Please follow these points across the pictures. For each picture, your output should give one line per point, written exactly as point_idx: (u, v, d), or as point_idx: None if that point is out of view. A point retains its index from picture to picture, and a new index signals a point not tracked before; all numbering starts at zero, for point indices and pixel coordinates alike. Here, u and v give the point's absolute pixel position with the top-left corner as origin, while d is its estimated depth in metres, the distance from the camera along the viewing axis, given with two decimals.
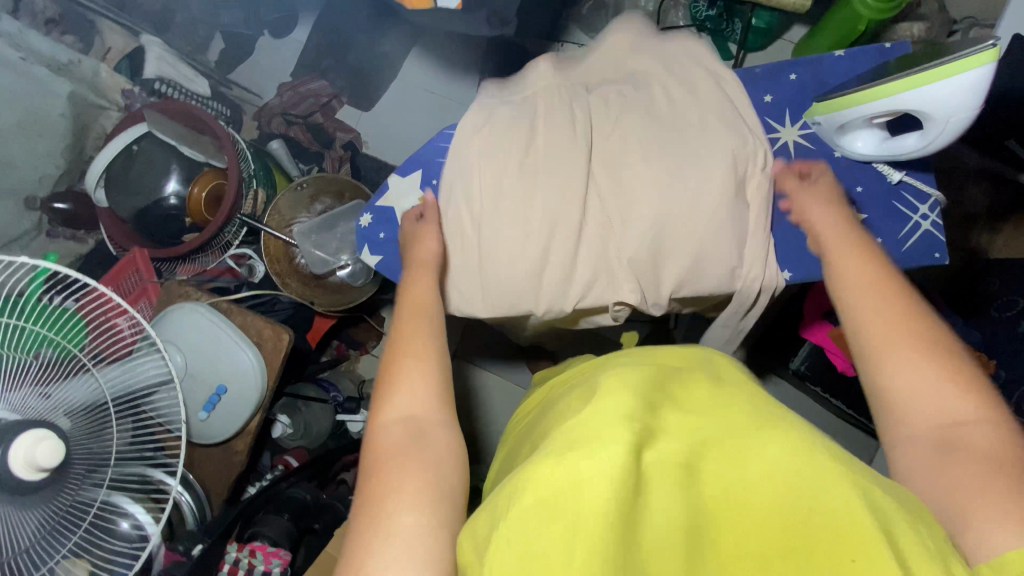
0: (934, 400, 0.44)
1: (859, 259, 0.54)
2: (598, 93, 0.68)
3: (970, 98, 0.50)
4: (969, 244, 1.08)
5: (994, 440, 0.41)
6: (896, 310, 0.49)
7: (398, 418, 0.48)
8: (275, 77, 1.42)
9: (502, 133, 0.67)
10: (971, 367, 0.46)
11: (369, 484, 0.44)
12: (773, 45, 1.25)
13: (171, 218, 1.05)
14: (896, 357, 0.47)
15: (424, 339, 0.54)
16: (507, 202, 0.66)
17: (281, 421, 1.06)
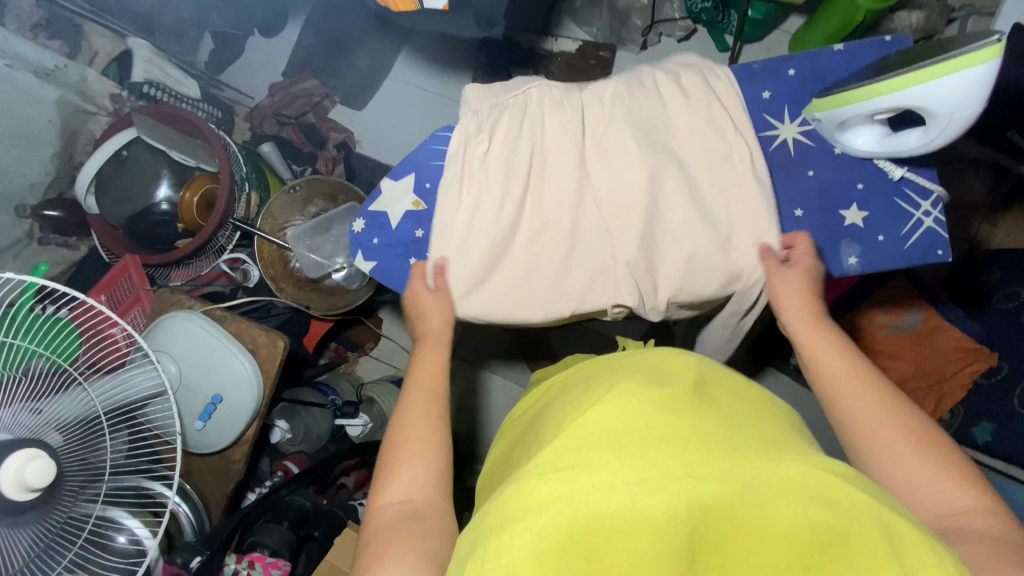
0: (928, 493, 0.43)
1: (830, 344, 0.54)
2: (600, 114, 0.66)
3: (976, 94, 0.48)
4: (969, 233, 1.10)
5: (991, 525, 0.40)
6: (872, 401, 0.48)
7: (397, 504, 0.47)
8: (266, 77, 1.41)
9: (495, 141, 0.65)
10: (959, 458, 0.45)
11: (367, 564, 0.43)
12: (770, 36, 1.23)
13: (162, 223, 1.02)
14: (878, 450, 0.46)
15: (428, 412, 0.54)
16: (502, 232, 0.64)
17: (280, 426, 1.04)
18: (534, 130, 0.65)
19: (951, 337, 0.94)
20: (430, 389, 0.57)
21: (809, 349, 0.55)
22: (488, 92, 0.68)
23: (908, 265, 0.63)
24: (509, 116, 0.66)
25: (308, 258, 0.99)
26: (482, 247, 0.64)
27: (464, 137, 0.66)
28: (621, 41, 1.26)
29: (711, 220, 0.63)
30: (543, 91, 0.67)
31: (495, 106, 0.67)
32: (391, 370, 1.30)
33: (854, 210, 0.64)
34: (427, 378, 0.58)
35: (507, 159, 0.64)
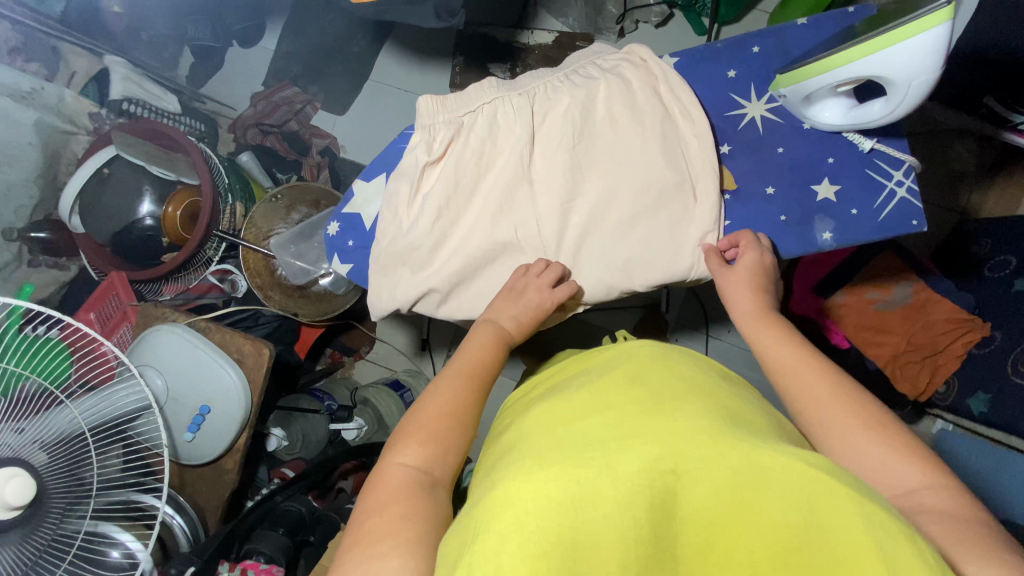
0: (884, 472, 0.41)
1: (773, 333, 0.53)
2: (554, 133, 0.65)
3: (930, 62, 0.48)
4: (958, 203, 1.12)
5: (941, 500, 0.39)
6: (820, 387, 0.47)
7: (411, 472, 0.45)
8: (246, 88, 1.41)
9: (449, 159, 0.66)
10: (899, 432, 0.44)
11: (365, 522, 0.41)
12: (747, 17, 1.21)
13: (148, 239, 1.03)
14: (836, 430, 0.44)
15: (468, 401, 0.50)
16: (445, 250, 0.66)
17: (275, 435, 1.02)
18: (486, 149, 0.66)
19: (942, 309, 0.94)
20: (472, 375, 0.52)
21: (756, 339, 0.53)
22: (445, 104, 0.67)
23: (883, 238, 0.62)
24: (465, 130, 0.66)
25: (293, 264, 0.98)
26: (426, 268, 0.67)
27: (416, 157, 0.66)
28: (599, 29, 1.24)
29: (648, 247, 0.63)
30: (495, 105, 0.66)
31: (451, 120, 0.66)
32: (388, 373, 1.30)
33: (826, 184, 0.64)
34: (473, 363, 0.53)
35: (452, 183, 0.66)
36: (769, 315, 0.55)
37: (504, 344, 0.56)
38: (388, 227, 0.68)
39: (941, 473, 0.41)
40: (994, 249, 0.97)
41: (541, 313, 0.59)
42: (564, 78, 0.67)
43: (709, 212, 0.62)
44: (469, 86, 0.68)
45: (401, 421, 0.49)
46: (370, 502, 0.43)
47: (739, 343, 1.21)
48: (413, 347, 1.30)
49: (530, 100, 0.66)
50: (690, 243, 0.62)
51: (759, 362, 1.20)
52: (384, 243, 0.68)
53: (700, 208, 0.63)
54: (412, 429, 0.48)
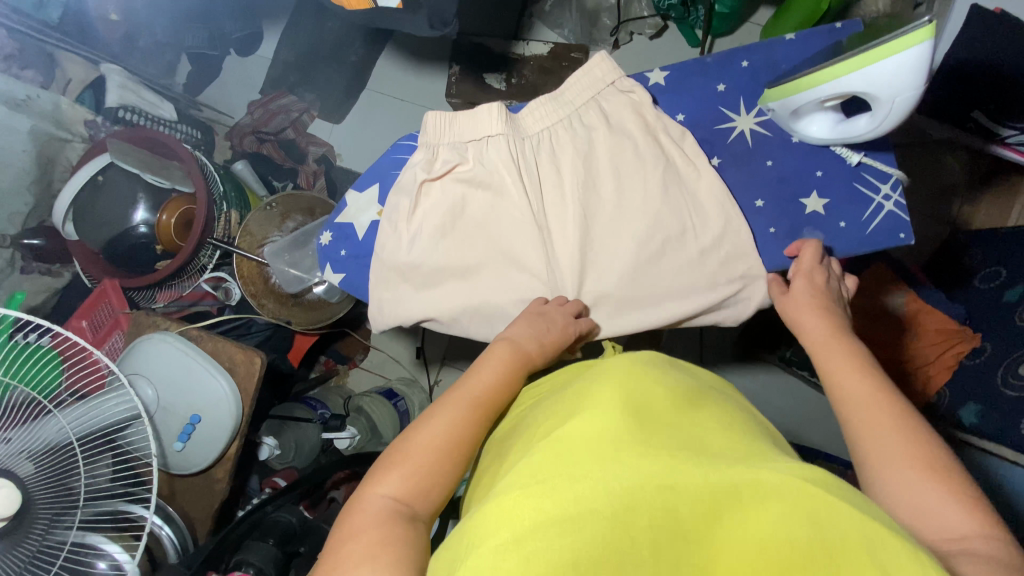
0: (937, 515, 0.41)
1: (845, 359, 0.52)
2: (557, 159, 0.67)
3: (912, 78, 0.48)
4: (948, 214, 1.13)
5: (1000, 551, 0.38)
6: (889, 424, 0.46)
7: (388, 503, 0.45)
8: (243, 95, 1.42)
9: (455, 184, 0.67)
10: (962, 480, 0.43)
11: (340, 548, 0.42)
12: (740, 29, 1.22)
13: (139, 247, 1.02)
14: (892, 466, 0.44)
15: (463, 433, 0.50)
16: (449, 270, 0.68)
17: (267, 443, 1.02)
18: (489, 180, 0.67)
19: (933, 319, 0.94)
20: (477, 405, 0.52)
21: (822, 363, 0.53)
22: (453, 123, 0.67)
23: (872, 250, 0.63)
24: (469, 162, 0.68)
25: (287, 272, 0.99)
26: (430, 285, 0.68)
27: (416, 172, 0.68)
28: (593, 41, 1.25)
29: (647, 284, 0.64)
30: (504, 137, 0.67)
31: (455, 144, 0.68)
32: (382, 381, 1.30)
33: (814, 198, 0.64)
34: (480, 392, 0.53)
35: (455, 210, 0.67)
36: (842, 338, 0.54)
37: (516, 373, 0.56)
38: (387, 241, 0.68)
39: (998, 527, 0.40)
40: (984, 260, 0.99)
41: (563, 342, 0.60)
42: (566, 123, 0.67)
43: (698, 253, 0.64)
44: (479, 108, 0.67)
45: (392, 445, 0.50)
46: (352, 525, 0.44)
47: (733, 352, 1.22)
48: (409, 355, 1.30)
49: (533, 138, 0.68)
50: (685, 282, 0.64)
51: (750, 370, 1.21)
52: (384, 257, 0.69)
53: (689, 250, 0.64)
54: (398, 457, 0.48)
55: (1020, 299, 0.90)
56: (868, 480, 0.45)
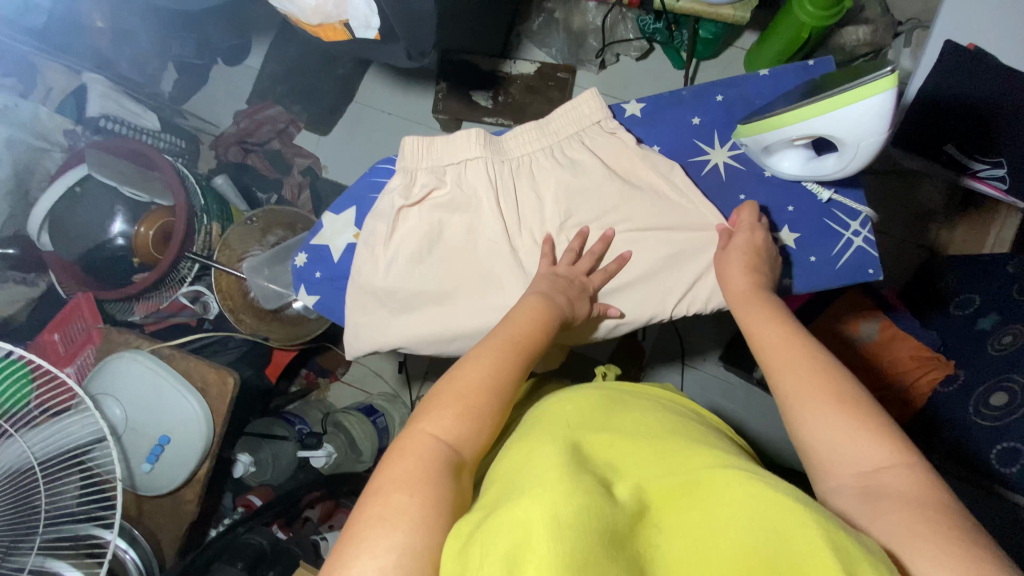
0: (853, 454, 0.42)
1: (760, 310, 0.54)
2: (542, 180, 0.67)
3: (874, 124, 0.49)
4: (926, 239, 1.15)
5: (914, 484, 0.39)
6: (802, 364, 0.48)
7: (437, 443, 0.45)
8: (230, 105, 1.40)
9: (432, 209, 0.67)
10: (874, 408, 0.44)
11: (382, 486, 0.42)
12: (724, 54, 1.24)
13: (118, 259, 1.01)
14: (807, 405, 0.45)
15: (503, 374, 0.50)
16: (425, 296, 0.67)
17: (241, 460, 1.00)
18: (466, 205, 0.68)
19: (907, 346, 0.95)
20: (519, 348, 0.52)
21: (745, 318, 0.55)
22: (432, 148, 0.68)
23: (841, 285, 0.63)
24: (446, 187, 0.68)
25: (266, 288, 0.98)
26: (406, 311, 0.68)
27: (393, 197, 0.68)
28: (579, 61, 1.26)
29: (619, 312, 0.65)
30: (483, 161, 0.67)
31: (434, 169, 0.68)
32: (363, 396, 1.28)
33: (786, 232, 0.65)
34: (518, 335, 0.53)
35: (432, 234, 0.68)
36: (756, 292, 0.56)
37: (550, 324, 0.56)
38: (363, 266, 0.68)
39: (907, 452, 0.42)
40: (958, 286, 1.00)
41: (585, 294, 0.61)
42: (548, 152, 0.68)
43: (675, 287, 0.64)
44: (457, 133, 0.68)
45: (434, 387, 0.49)
46: (394, 474, 0.42)
47: (716, 373, 1.22)
48: (391, 369, 1.29)
49: (513, 167, 0.68)
50: (651, 311, 0.64)
51: (732, 391, 1.21)
52: (360, 282, 0.69)
53: (665, 285, 0.64)
54: (450, 399, 0.47)
55: (992, 327, 0.92)
56: (788, 422, 0.46)
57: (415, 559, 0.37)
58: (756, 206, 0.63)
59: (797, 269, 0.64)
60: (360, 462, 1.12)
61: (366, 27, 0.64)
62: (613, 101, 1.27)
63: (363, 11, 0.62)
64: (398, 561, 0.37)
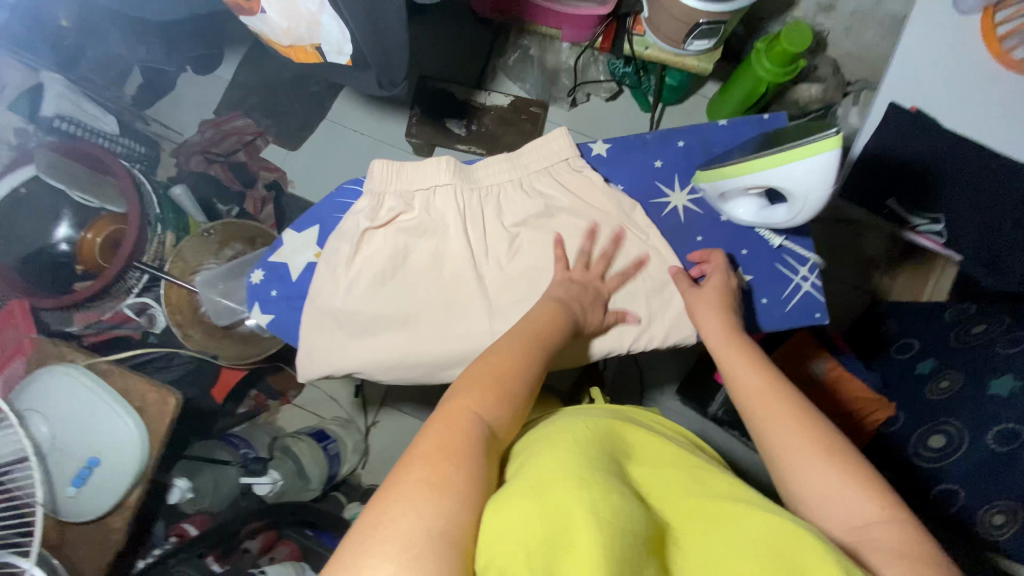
0: (844, 508, 0.43)
1: (740, 353, 0.55)
2: (512, 210, 0.68)
3: (820, 181, 0.52)
4: (870, 285, 1.22)
5: (902, 538, 0.40)
6: (785, 412, 0.48)
7: (476, 419, 0.44)
8: (196, 113, 1.36)
9: (398, 233, 0.67)
10: (854, 457, 0.45)
11: (419, 449, 0.41)
12: (688, 101, 1.30)
13: (59, 266, 0.95)
14: (796, 458, 0.46)
15: (529, 359, 0.50)
16: (385, 320, 0.66)
17: (179, 485, 0.97)
18: (433, 231, 0.68)
19: (852, 387, 0.98)
20: (541, 339, 0.53)
21: (723, 363, 0.55)
22: (401, 172, 0.68)
23: (789, 327, 0.66)
24: (414, 212, 0.68)
25: (219, 302, 0.96)
26: (365, 334, 0.66)
27: (359, 220, 0.67)
28: (552, 97, 1.30)
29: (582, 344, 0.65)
30: (452, 188, 0.68)
31: (401, 193, 0.68)
32: (315, 421, 1.23)
33: (740, 274, 0.67)
34: (538, 326, 0.54)
35: (396, 258, 0.67)
36: (733, 335, 0.57)
37: (563, 314, 0.57)
38: (322, 286, 0.67)
39: (895, 506, 0.42)
40: (900, 330, 1.07)
41: (599, 301, 0.62)
42: (517, 184, 0.69)
43: (636, 323, 0.65)
44: (427, 160, 0.68)
45: (467, 368, 0.49)
46: (437, 443, 0.41)
47: (673, 407, 1.24)
48: (347, 395, 1.24)
49: (483, 197, 0.68)
50: (609, 345, 0.65)
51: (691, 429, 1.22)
52: (318, 303, 0.67)
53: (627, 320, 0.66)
54: (485, 380, 0.47)
55: (930, 372, 0.96)
56: (777, 474, 0.47)
57: (459, 529, 0.36)
58: (722, 253, 0.65)
59: (749, 311, 0.66)
60: (307, 490, 1.07)
61: (338, 52, 0.67)
62: (582, 138, 1.30)
63: (336, 37, 0.64)
64: (443, 526, 0.36)
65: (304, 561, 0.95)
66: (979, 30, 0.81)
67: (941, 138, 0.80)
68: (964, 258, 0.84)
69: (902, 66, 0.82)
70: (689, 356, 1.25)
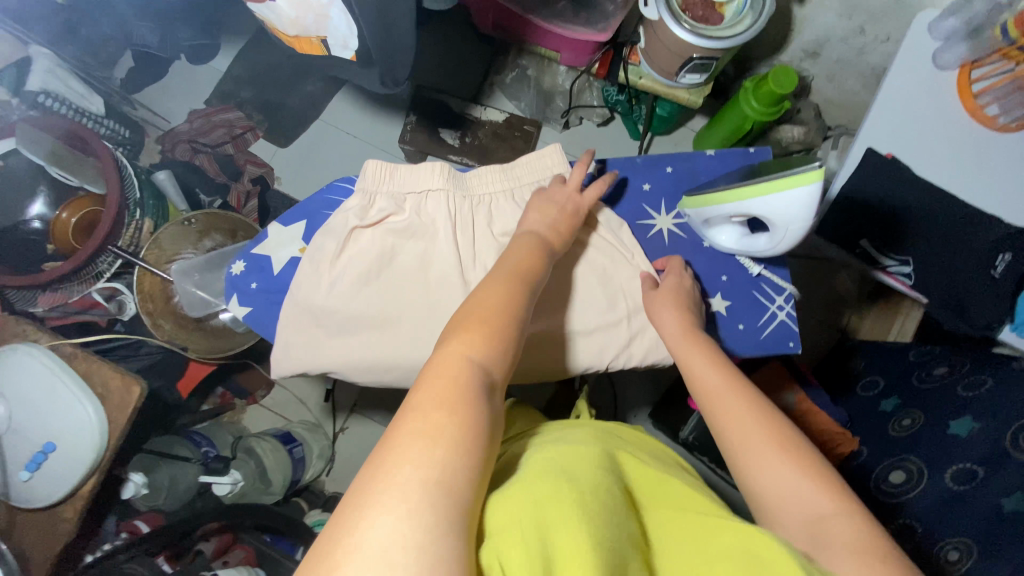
0: (798, 499, 0.44)
1: (699, 352, 0.55)
2: (503, 217, 0.69)
3: (802, 214, 0.54)
4: (838, 323, 1.27)
5: (855, 531, 0.41)
6: (741, 409, 0.49)
7: (467, 361, 0.42)
8: (187, 102, 1.35)
9: (387, 233, 0.67)
10: (807, 450, 0.46)
11: (415, 396, 0.39)
12: (677, 132, 1.34)
13: (29, 243, 0.93)
14: (753, 453, 0.46)
15: (516, 300, 0.49)
16: (365, 320, 0.66)
17: (134, 480, 0.92)
18: (421, 233, 0.68)
19: (818, 419, 1.01)
20: (527, 282, 0.52)
21: (685, 361, 0.56)
22: (393, 174, 0.68)
23: (763, 354, 0.68)
24: (404, 213, 0.68)
25: (193, 294, 0.93)
26: (345, 333, 0.66)
27: (348, 217, 0.67)
28: (545, 117, 1.33)
29: (559, 354, 0.66)
30: (444, 194, 0.68)
31: (393, 195, 0.68)
32: (281, 423, 1.20)
33: (718, 299, 0.69)
34: (520, 264, 0.53)
35: (383, 259, 0.67)
36: (693, 334, 0.58)
37: (544, 248, 0.58)
38: (305, 282, 0.66)
39: (847, 499, 0.43)
40: (867, 369, 1.10)
41: (575, 215, 0.64)
42: (509, 195, 0.69)
43: (617, 337, 0.67)
44: (421, 164, 0.69)
45: (455, 313, 0.47)
46: (428, 393, 0.39)
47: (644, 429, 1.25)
48: (316, 398, 1.21)
49: (473, 204, 0.69)
50: (586, 361, 0.67)
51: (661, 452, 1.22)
52: (297, 298, 0.66)
53: (609, 337, 0.67)
54: (475, 323, 0.45)
55: (893, 410, 0.99)
56: (736, 470, 0.48)
57: (456, 477, 0.35)
58: (680, 259, 0.68)
59: (727, 336, 0.68)
60: (268, 493, 1.04)
61: (343, 47, 0.66)
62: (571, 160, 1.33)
63: (343, 32, 0.64)
64: (441, 476, 0.35)
65: (258, 566, 0.91)
66: (955, 85, 0.85)
67: (910, 185, 0.85)
68: (931, 301, 0.87)
69: (881, 114, 0.87)
70: (663, 379, 1.26)
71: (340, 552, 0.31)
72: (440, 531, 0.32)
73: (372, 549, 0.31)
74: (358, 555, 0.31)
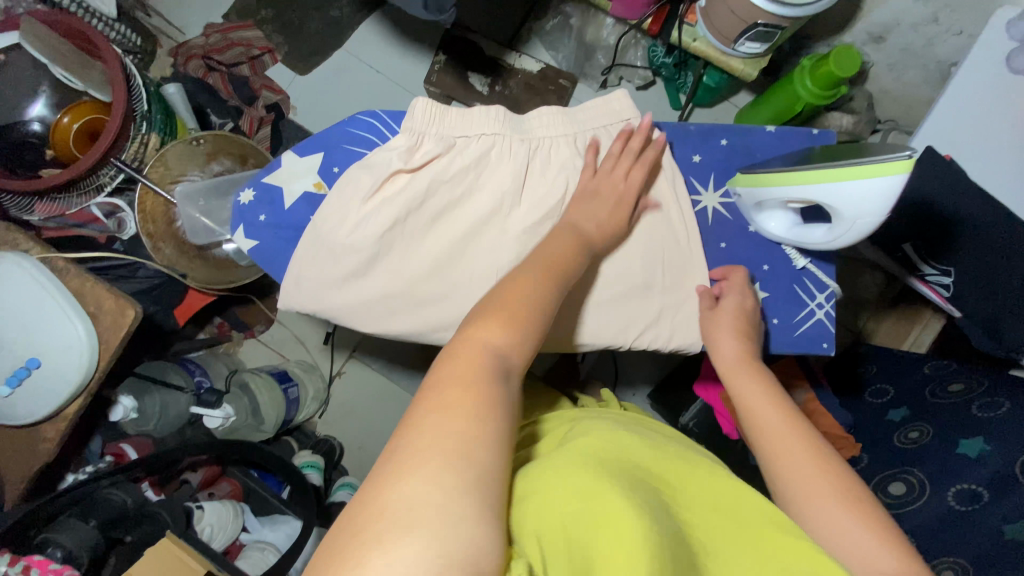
0: (857, 551, 0.43)
1: (756, 383, 0.54)
2: (561, 162, 0.64)
3: (877, 206, 0.49)
4: (855, 326, 1.23)
5: None
6: (800, 451, 0.48)
7: (486, 350, 0.40)
8: (204, 13, 1.25)
9: (427, 177, 0.62)
10: (870, 503, 0.45)
11: (433, 376, 0.38)
12: (719, 105, 1.26)
13: (26, 145, 0.88)
14: (811, 499, 0.45)
15: (542, 284, 0.47)
16: (389, 265, 0.63)
17: (123, 403, 0.90)
18: (464, 178, 0.63)
19: (824, 420, 0.99)
20: (554, 266, 0.50)
21: (739, 391, 0.54)
22: (444, 116, 0.62)
23: (795, 352, 0.65)
24: (451, 156, 0.62)
25: (197, 220, 0.89)
26: (364, 274, 0.63)
27: (391, 159, 0.61)
28: (583, 73, 1.24)
29: (581, 326, 0.63)
30: (495, 140, 0.63)
31: (442, 137, 0.62)
32: (277, 360, 1.17)
33: (757, 288, 0.65)
34: (552, 255, 0.51)
35: (417, 201, 0.62)
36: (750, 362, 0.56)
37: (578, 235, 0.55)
38: (331, 215, 0.62)
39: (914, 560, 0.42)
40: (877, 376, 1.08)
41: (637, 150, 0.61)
42: (571, 140, 0.65)
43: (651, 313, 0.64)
44: (474, 107, 0.64)
45: (481, 297, 0.46)
46: (443, 375, 0.38)
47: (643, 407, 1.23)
48: (316, 339, 1.18)
49: (530, 151, 0.64)
50: (613, 336, 0.64)
51: None
52: (321, 233, 0.62)
53: (643, 313, 0.64)
54: (498, 311, 0.43)
55: (901, 420, 0.97)
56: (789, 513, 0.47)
57: (477, 458, 0.34)
58: (743, 270, 0.63)
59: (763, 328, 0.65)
60: (259, 431, 1.03)
61: None
62: None
63: None
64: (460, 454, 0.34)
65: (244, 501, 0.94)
66: None
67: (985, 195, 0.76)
68: (964, 316, 0.85)
69: (949, 109, 0.79)
70: (669, 360, 1.24)
71: (364, 515, 0.32)
72: (459, 506, 0.32)
73: (398, 514, 0.31)
74: (381, 518, 0.31)
